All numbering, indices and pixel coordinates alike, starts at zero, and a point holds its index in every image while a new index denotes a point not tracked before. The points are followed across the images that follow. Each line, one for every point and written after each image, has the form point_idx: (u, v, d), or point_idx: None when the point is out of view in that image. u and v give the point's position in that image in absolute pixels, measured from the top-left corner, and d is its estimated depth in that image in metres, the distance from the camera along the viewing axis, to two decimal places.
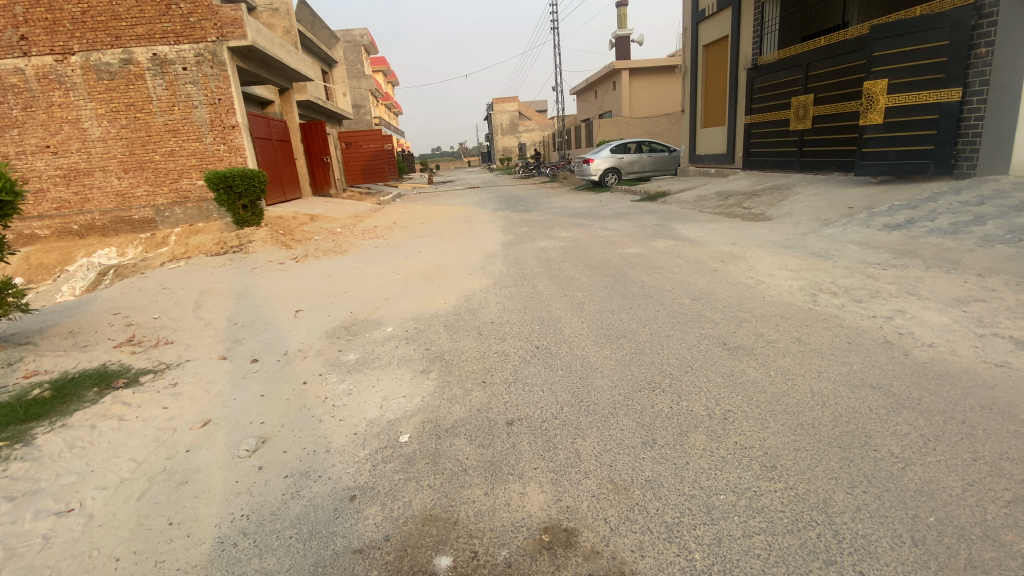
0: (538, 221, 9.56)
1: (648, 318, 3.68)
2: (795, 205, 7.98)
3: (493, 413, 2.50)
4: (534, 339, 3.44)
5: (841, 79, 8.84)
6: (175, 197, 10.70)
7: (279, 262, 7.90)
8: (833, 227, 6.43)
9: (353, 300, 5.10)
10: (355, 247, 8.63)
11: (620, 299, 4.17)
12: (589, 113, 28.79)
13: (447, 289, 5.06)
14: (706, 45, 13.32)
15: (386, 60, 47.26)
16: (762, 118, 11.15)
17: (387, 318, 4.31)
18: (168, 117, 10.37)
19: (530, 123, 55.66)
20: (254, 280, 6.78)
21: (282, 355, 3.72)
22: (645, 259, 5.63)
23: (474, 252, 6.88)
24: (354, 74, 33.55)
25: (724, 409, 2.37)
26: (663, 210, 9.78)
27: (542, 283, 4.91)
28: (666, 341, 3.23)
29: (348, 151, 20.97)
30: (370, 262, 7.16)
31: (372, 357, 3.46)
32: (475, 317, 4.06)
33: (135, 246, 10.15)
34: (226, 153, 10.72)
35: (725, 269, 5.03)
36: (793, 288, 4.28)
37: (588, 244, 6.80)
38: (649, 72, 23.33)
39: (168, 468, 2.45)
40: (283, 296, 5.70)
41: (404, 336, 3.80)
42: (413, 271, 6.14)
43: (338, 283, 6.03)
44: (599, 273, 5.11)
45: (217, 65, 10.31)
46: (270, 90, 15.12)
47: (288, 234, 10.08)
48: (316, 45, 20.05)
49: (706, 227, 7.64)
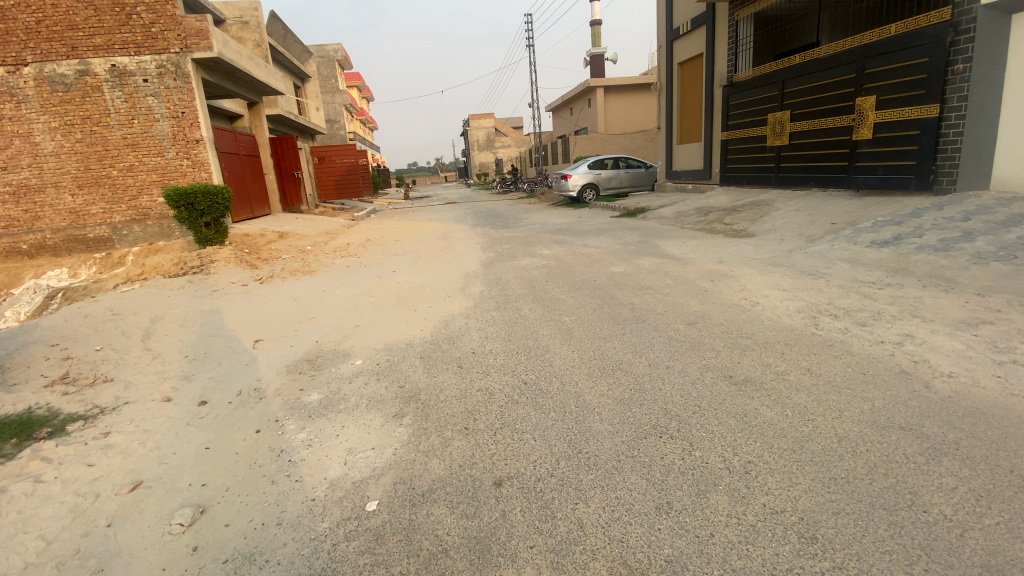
0: (518, 238, 9.26)
1: (642, 345, 3.39)
2: (777, 221, 7.89)
3: (478, 471, 2.15)
4: (521, 373, 3.09)
5: (815, 96, 8.91)
6: (134, 215, 10.04)
7: (242, 284, 7.39)
8: (819, 244, 6.31)
9: (319, 327, 4.69)
10: (325, 266, 8.17)
11: (610, 324, 3.87)
12: (565, 130, 28.93)
13: (423, 314, 4.70)
14: (681, 62, 13.40)
15: (361, 76, 46.91)
16: (738, 134, 11.19)
17: (357, 348, 3.92)
18: (127, 131, 9.78)
19: (506, 139, 55.88)
20: (214, 305, 6.28)
21: (235, 396, 3.29)
22: (631, 279, 5.35)
23: (452, 272, 6.54)
24: (328, 88, 33.08)
25: (744, 461, 2.07)
26: (644, 226, 9.62)
27: (525, 307, 4.58)
28: (665, 373, 2.94)
29: (320, 166, 20.42)
30: (341, 282, 6.74)
31: (337, 397, 3.07)
32: (454, 347, 3.70)
33: (89, 266, 9.46)
34: (189, 168, 10.17)
35: (716, 289, 4.79)
36: (791, 310, 4.05)
37: (571, 263, 6.50)
38: (623, 90, 23.57)
39: (83, 550, 2.01)
40: (242, 324, 5.22)
41: (374, 370, 3.42)
42: (386, 294, 5.74)
43: (305, 307, 5.60)
44: (586, 294, 4.81)
45: (181, 77, 9.83)
46: (239, 104, 14.62)
47: (254, 253, 9.56)
48: (287, 59, 19.61)
49: (690, 244, 7.45)
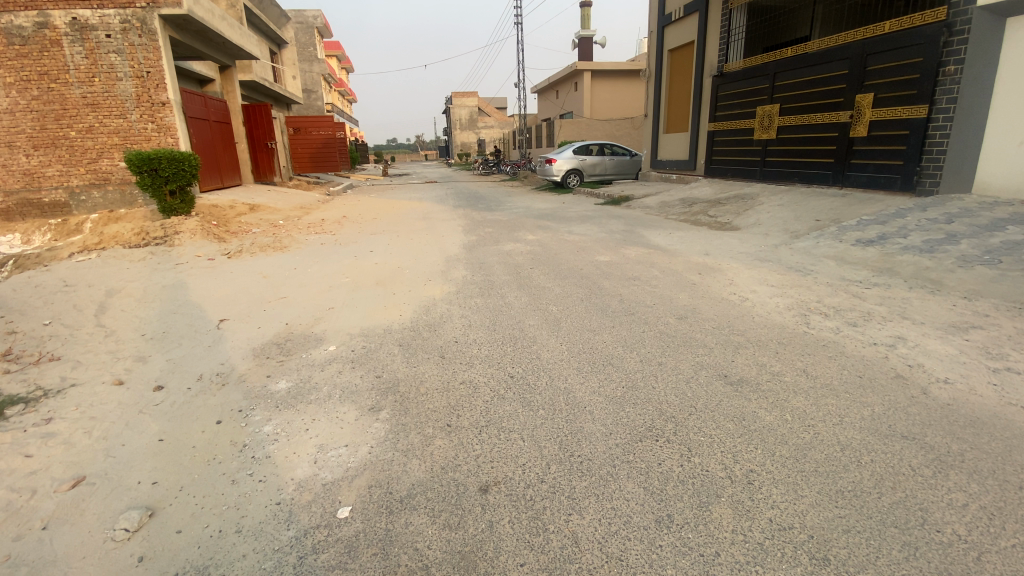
0: (501, 222, 9.03)
1: (633, 339, 3.24)
2: (761, 215, 7.85)
3: (461, 475, 1.98)
4: (506, 367, 2.91)
5: (805, 90, 8.85)
6: (93, 179, 9.41)
7: (208, 258, 6.98)
8: (804, 239, 6.28)
9: (290, 308, 4.42)
10: (297, 243, 7.79)
11: (599, 316, 3.72)
12: (550, 113, 28.52)
13: (402, 298, 4.45)
14: (672, 50, 13.20)
15: (341, 45, 45.18)
16: (726, 126, 11.11)
17: (330, 333, 3.67)
18: (87, 89, 9.10)
19: (490, 120, 54.99)
20: (176, 279, 5.90)
21: (195, 382, 3.03)
22: (619, 269, 5.21)
23: (433, 254, 6.29)
24: (306, 57, 31.79)
25: (745, 469, 1.95)
26: (629, 214, 9.50)
27: (511, 294, 4.39)
28: (659, 370, 2.80)
29: (296, 138, 19.63)
30: (315, 260, 6.42)
31: (307, 387, 2.84)
32: (435, 335, 3.49)
33: (43, 232, 8.86)
34: (154, 132, 9.55)
35: (704, 282, 4.69)
36: (781, 307, 3.97)
37: (556, 250, 6.33)
38: (611, 75, 23.28)
39: (12, 557, 1.77)
40: (206, 302, 4.89)
41: (349, 358, 3.20)
42: (363, 275, 5.46)
43: (275, 286, 5.29)
44: (573, 283, 4.65)
45: (146, 34, 9.14)
46: (210, 67, 13.83)
47: (222, 226, 9.09)
48: (263, 22, 18.65)
49: (675, 234, 7.35)
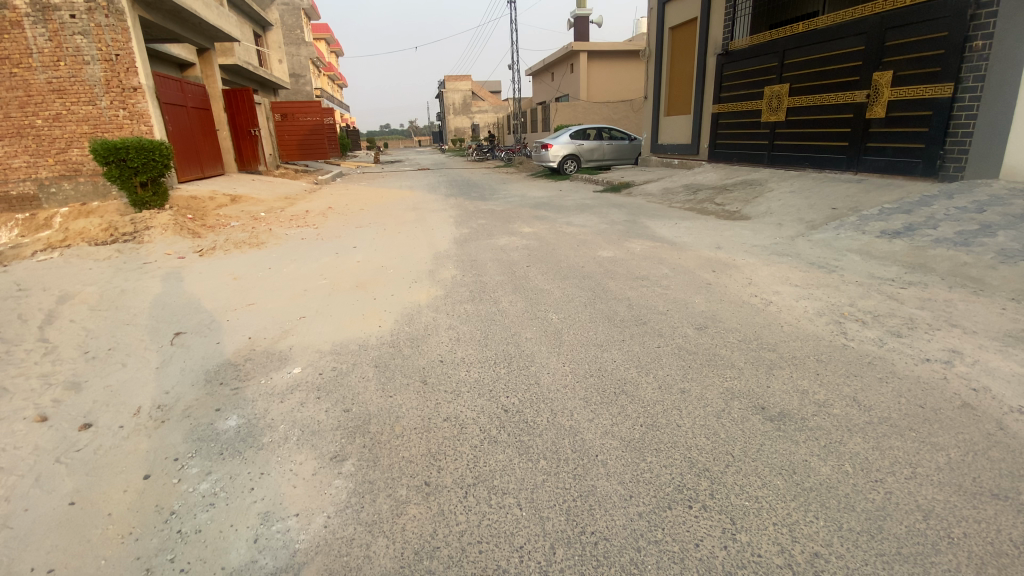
0: (495, 212, 8.53)
1: (646, 357, 2.78)
2: (772, 203, 7.37)
3: (440, 565, 1.52)
4: (499, 397, 2.44)
5: (817, 68, 8.31)
6: (63, 170, 8.79)
7: (178, 256, 6.47)
8: (821, 230, 5.82)
9: (257, 317, 3.94)
10: (276, 238, 7.26)
11: (605, 326, 3.25)
12: (546, 96, 27.75)
13: (381, 305, 3.98)
14: (673, 27, 12.55)
15: (328, 28, 43.94)
16: (731, 108, 10.55)
17: (296, 351, 3.20)
18: (52, 74, 8.46)
19: (483, 104, 53.94)
20: (138, 282, 5.39)
21: (130, 419, 2.55)
22: (624, 267, 4.73)
23: (420, 251, 5.80)
24: (294, 40, 30.81)
25: (807, 555, 1.51)
26: (630, 203, 9.00)
27: (505, 299, 3.91)
28: (684, 401, 2.34)
29: (283, 124, 18.89)
30: (292, 259, 5.91)
31: (260, 427, 2.37)
32: (416, 353, 3.01)
33: (10, 228, 8.22)
34: (126, 120, 8.93)
35: (720, 282, 4.22)
36: (810, 312, 3.51)
37: (554, 245, 5.84)
38: (608, 56, 22.53)
39: None
40: (165, 309, 4.39)
41: (315, 385, 2.73)
42: (343, 275, 4.97)
43: (244, 289, 4.80)
44: (574, 285, 4.17)
45: (114, 14, 8.48)
46: (188, 49, 13.09)
47: (198, 220, 8.54)
48: (245, 3, 17.77)
49: (681, 225, 6.87)
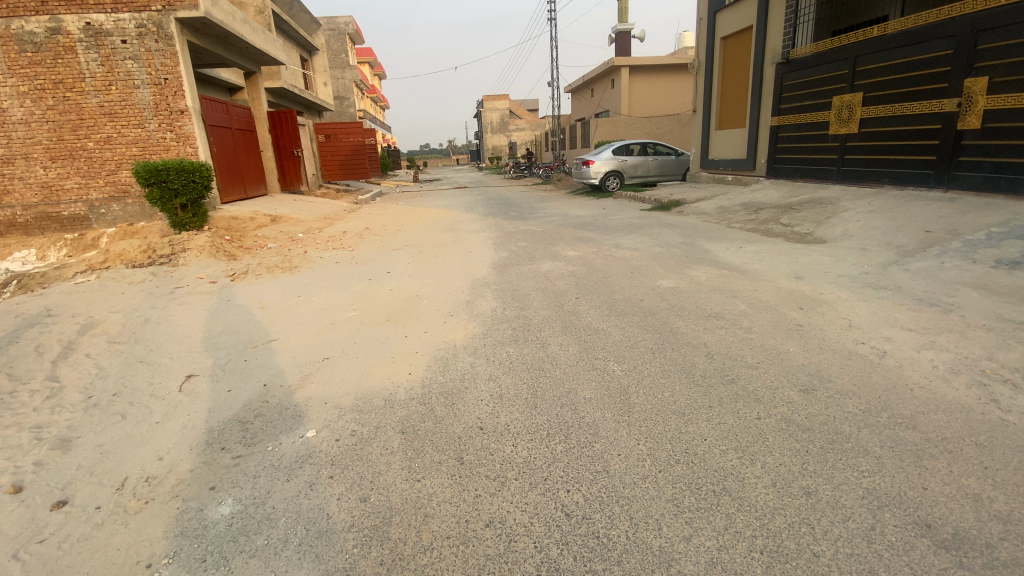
0: (537, 233, 8.04)
1: (746, 438, 2.16)
2: (850, 224, 6.55)
3: None
4: (558, 492, 1.88)
5: (897, 74, 7.48)
6: (112, 191, 8.89)
7: (210, 280, 6.27)
8: (917, 258, 5.01)
9: (275, 358, 3.51)
10: (310, 261, 6.96)
11: (683, 386, 2.63)
12: (585, 113, 27.31)
13: (411, 344, 3.49)
14: (724, 37, 11.88)
15: (372, 52, 45.33)
16: (792, 120, 9.75)
17: (312, 406, 2.73)
18: (103, 98, 8.58)
19: (522, 122, 54.07)
20: (165, 309, 5.15)
21: (110, 498, 2.12)
22: (690, 300, 4.10)
23: (457, 278, 5.35)
24: (338, 64, 31.71)
25: None
26: (683, 223, 8.36)
27: (555, 340, 3.35)
28: (814, 513, 1.72)
29: (326, 145, 19.14)
30: (322, 285, 5.56)
31: (256, 520, 1.88)
32: (450, 415, 2.48)
33: (59, 247, 8.27)
34: (173, 142, 8.98)
35: (813, 324, 3.54)
36: (940, 368, 2.78)
37: (605, 272, 5.26)
38: (650, 71, 21.96)
39: None
40: (183, 344, 4.04)
41: (330, 457, 2.24)
42: (373, 306, 4.56)
43: (269, 321, 4.44)
44: (634, 325, 3.58)
45: (163, 39, 8.58)
46: (235, 73, 13.37)
47: (235, 241, 8.43)
48: (293, 29, 18.22)
49: (745, 249, 6.17)
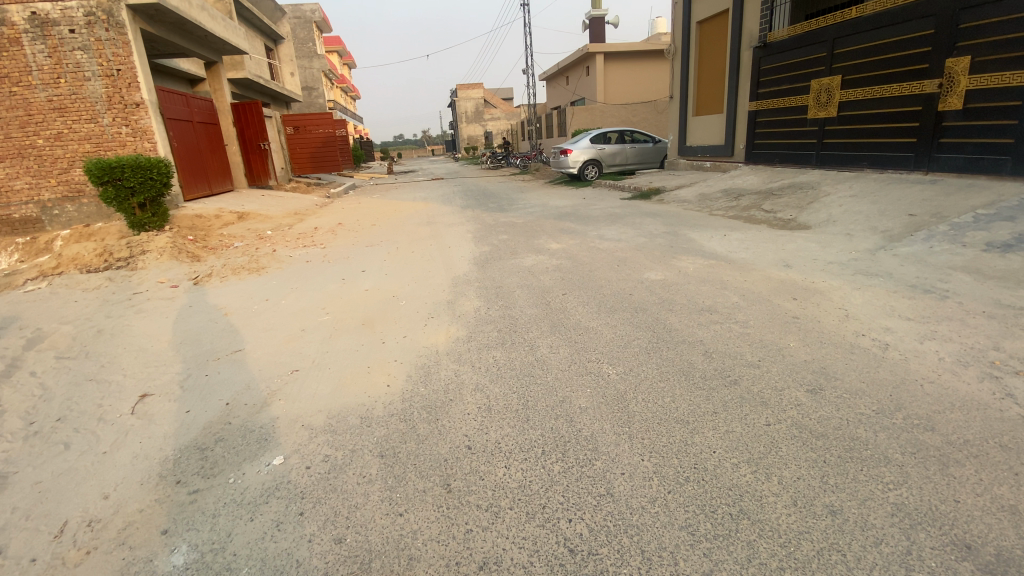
0: (517, 225, 7.82)
1: (757, 449, 1.99)
2: (832, 209, 6.49)
3: None
4: (559, 523, 1.68)
5: (876, 57, 7.42)
6: (66, 191, 8.29)
7: (171, 284, 5.88)
8: (904, 243, 4.95)
9: (240, 370, 3.23)
10: (279, 261, 6.60)
11: (683, 390, 2.46)
12: (561, 100, 27.04)
13: (389, 351, 3.25)
14: (700, 21, 11.72)
15: (340, 41, 44.06)
16: (771, 105, 9.68)
17: (280, 427, 2.47)
18: (52, 92, 7.98)
19: (496, 110, 53.46)
20: (121, 317, 4.77)
21: (46, 548, 1.85)
22: (681, 293, 3.95)
23: (435, 276, 5.11)
24: (305, 53, 30.66)
25: None
26: (665, 211, 8.23)
27: (544, 342, 3.15)
28: (841, 537, 1.56)
29: (295, 137, 18.47)
30: (292, 286, 5.24)
31: (214, 572, 1.64)
32: (434, 433, 2.25)
33: (9, 252, 7.69)
34: (129, 137, 8.42)
35: (809, 315, 3.41)
36: (947, 360, 2.67)
37: (590, 265, 5.07)
38: (625, 58, 21.78)
39: None
40: (137, 356, 3.70)
41: (301, 489, 1.99)
42: (347, 309, 4.28)
43: (234, 328, 4.13)
44: (625, 322, 3.39)
45: (115, 28, 8.00)
46: (195, 64, 12.68)
47: (200, 241, 7.98)
48: (257, 16, 17.43)
49: (730, 237, 6.05)
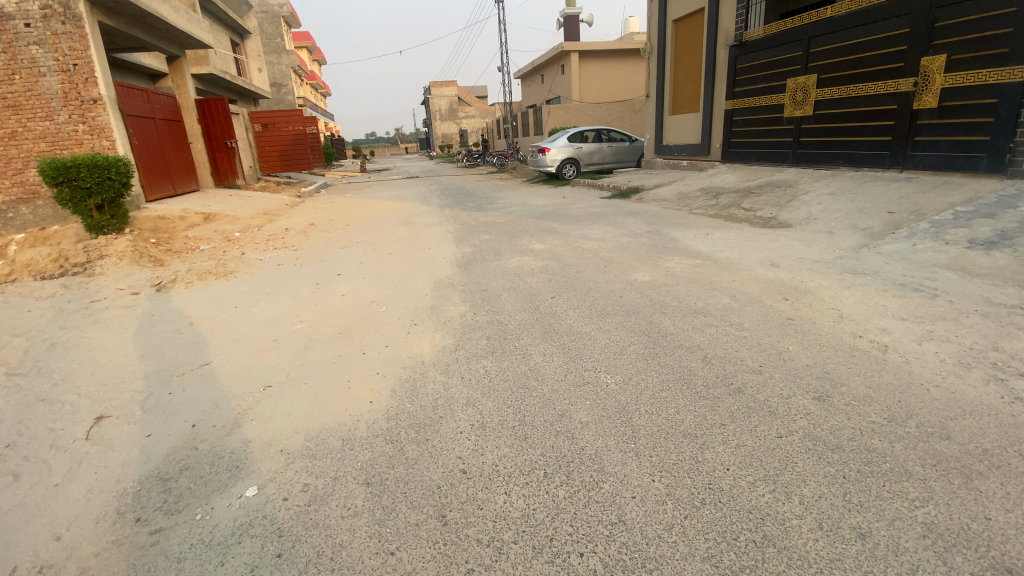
0: (497, 225, 7.64)
1: (772, 465, 1.88)
2: (812, 207, 6.53)
3: None
4: (571, 560, 1.53)
5: (851, 56, 7.51)
6: (21, 193, 7.71)
7: (131, 291, 5.49)
8: (887, 241, 4.97)
9: (207, 386, 2.97)
10: (248, 265, 6.27)
11: (687, 400, 2.33)
12: (535, 98, 26.92)
13: (371, 362, 3.04)
14: (676, 20, 11.74)
15: (308, 36, 42.96)
16: (747, 103, 9.74)
17: (253, 452, 2.24)
18: (4, 88, 7.43)
19: (470, 109, 53.08)
20: (73, 329, 4.40)
21: None
22: (672, 295, 3.84)
23: (416, 279, 4.89)
24: (273, 48, 29.76)
25: None
26: (646, 210, 8.17)
27: (536, 350, 2.99)
28: (875, 563, 1.46)
29: (263, 135, 17.85)
30: (264, 292, 4.95)
31: None
32: (425, 456, 2.07)
33: None
34: (88, 136, 7.89)
35: (803, 315, 3.35)
36: (949, 362, 2.63)
37: (577, 266, 4.93)
38: (600, 56, 21.80)
39: None
40: (91, 372, 3.37)
41: (279, 526, 1.78)
42: (323, 316, 4.04)
43: (200, 339, 3.84)
44: (619, 326, 3.26)
45: (71, 21, 7.45)
46: (157, 58, 12.07)
47: (163, 244, 7.54)
48: (221, 9, 16.75)
49: (714, 236, 6.01)
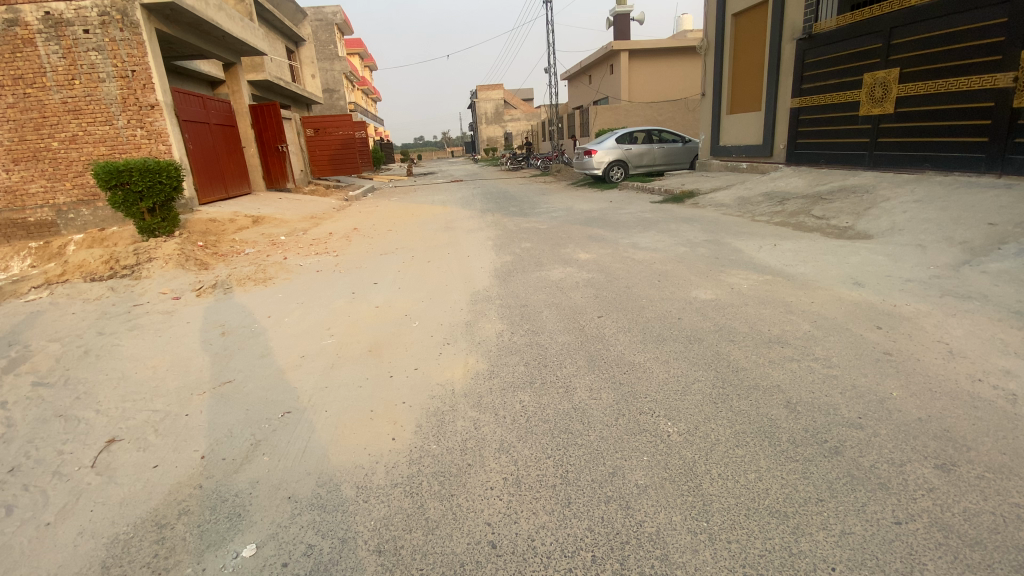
0: (541, 231, 7.29)
1: (895, 568, 1.43)
2: (895, 216, 5.81)
3: None
4: None
5: (940, 47, 6.70)
6: (81, 195, 8.04)
7: (173, 296, 5.51)
8: (992, 257, 4.27)
9: (225, 409, 2.76)
10: (288, 270, 6.21)
11: (771, 462, 1.90)
12: (583, 100, 26.42)
13: (397, 389, 2.75)
14: (736, 14, 11.03)
15: (361, 43, 44.14)
16: (816, 101, 8.96)
17: (258, 498, 1.99)
18: (67, 93, 7.72)
19: (517, 111, 52.96)
20: (110, 335, 4.38)
21: None
22: (740, 318, 3.38)
23: (453, 291, 4.60)
24: (327, 55, 30.70)
25: None
26: (701, 216, 7.62)
27: (581, 383, 2.61)
28: None
29: (314, 139, 18.26)
30: (298, 301, 4.80)
31: None
32: (449, 520, 1.74)
33: (23, 258, 7.46)
34: (144, 139, 8.13)
35: (902, 350, 2.80)
36: None
37: (627, 280, 4.51)
38: (650, 56, 21.07)
39: None
40: (117, 385, 3.26)
41: None
42: (354, 330, 3.81)
43: (228, 352, 3.69)
44: (679, 357, 2.83)
45: (129, 28, 7.71)
46: (214, 65, 12.48)
47: (210, 248, 7.64)
48: (278, 18, 17.28)
49: (781, 247, 5.43)
